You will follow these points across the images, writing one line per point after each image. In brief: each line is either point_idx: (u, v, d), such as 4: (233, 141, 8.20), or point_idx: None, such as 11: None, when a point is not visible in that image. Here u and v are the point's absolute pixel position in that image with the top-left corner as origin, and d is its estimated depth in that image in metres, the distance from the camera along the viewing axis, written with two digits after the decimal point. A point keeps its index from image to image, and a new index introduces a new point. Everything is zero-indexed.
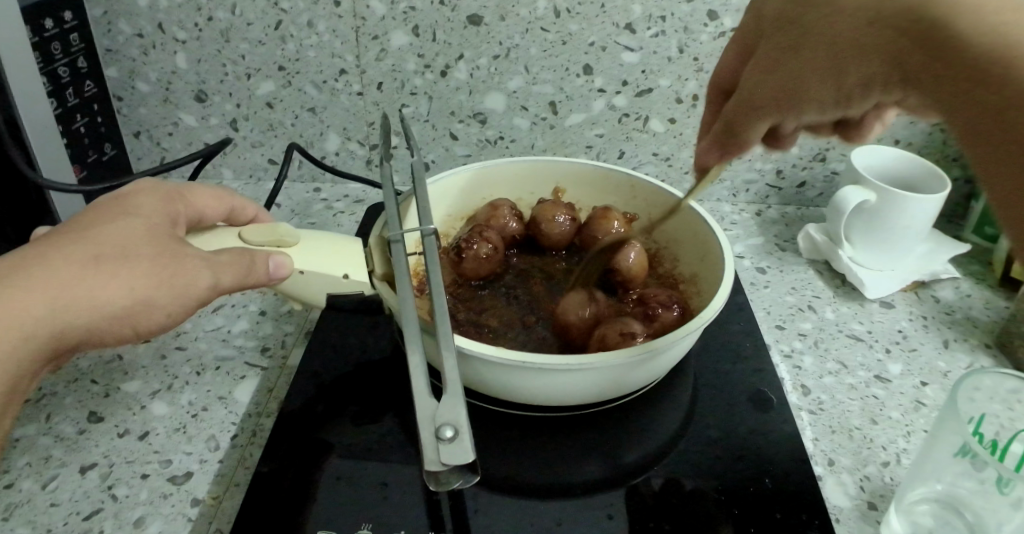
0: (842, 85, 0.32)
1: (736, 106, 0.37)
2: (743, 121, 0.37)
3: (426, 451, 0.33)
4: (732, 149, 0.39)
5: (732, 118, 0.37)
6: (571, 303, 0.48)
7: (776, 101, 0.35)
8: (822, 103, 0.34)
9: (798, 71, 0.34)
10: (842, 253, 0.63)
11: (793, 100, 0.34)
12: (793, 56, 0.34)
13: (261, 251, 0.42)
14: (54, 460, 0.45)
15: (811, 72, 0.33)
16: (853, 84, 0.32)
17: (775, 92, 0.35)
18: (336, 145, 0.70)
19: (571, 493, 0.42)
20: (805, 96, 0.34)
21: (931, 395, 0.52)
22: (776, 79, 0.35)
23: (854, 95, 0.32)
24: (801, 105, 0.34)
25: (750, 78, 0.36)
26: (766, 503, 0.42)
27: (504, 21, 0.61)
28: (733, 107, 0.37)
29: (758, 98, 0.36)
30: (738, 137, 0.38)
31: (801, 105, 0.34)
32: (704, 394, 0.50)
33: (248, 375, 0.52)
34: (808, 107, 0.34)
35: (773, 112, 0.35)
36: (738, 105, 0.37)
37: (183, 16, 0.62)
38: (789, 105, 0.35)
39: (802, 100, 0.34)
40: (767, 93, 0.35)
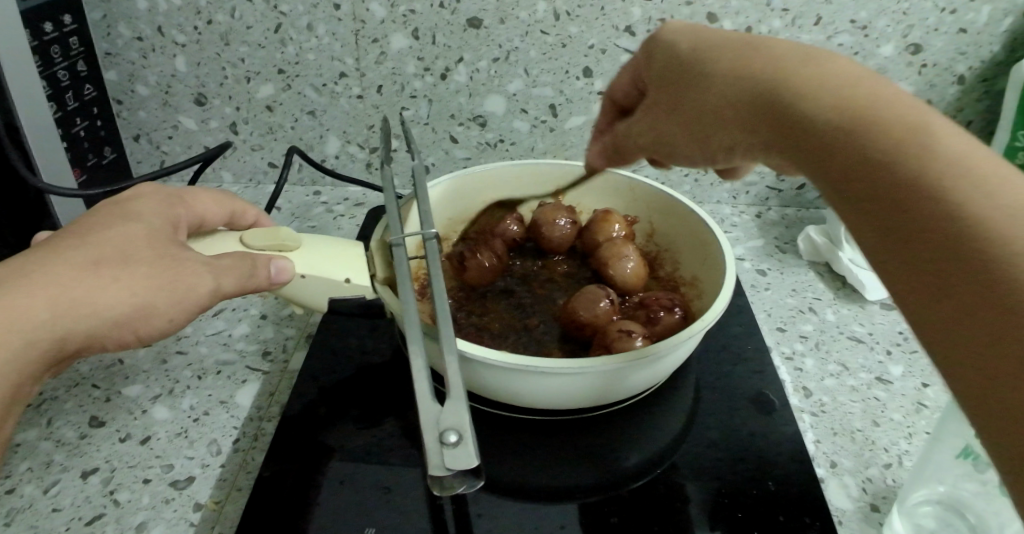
0: (709, 147, 0.35)
1: (630, 135, 0.41)
2: (635, 147, 0.41)
3: (430, 455, 0.33)
4: (619, 163, 0.45)
5: (625, 144, 0.42)
6: (582, 300, 0.48)
7: (663, 142, 0.38)
8: (696, 157, 0.37)
9: (686, 118, 0.36)
10: (842, 256, 0.63)
11: (670, 149, 0.38)
12: (672, 110, 0.37)
13: (262, 255, 0.41)
14: (54, 465, 0.45)
15: (688, 125, 0.36)
16: (720, 144, 0.34)
17: (657, 138, 0.39)
18: (336, 148, 0.69)
19: (574, 497, 0.42)
20: (677, 146, 0.38)
21: (933, 397, 0.52)
22: (664, 126, 0.38)
23: (722, 154, 0.35)
24: (675, 153, 0.38)
25: (642, 120, 0.40)
26: (769, 506, 0.42)
27: (504, 24, 0.61)
28: (628, 138, 0.41)
29: (651, 139, 0.39)
30: (623, 156, 0.43)
31: (677, 155, 0.38)
32: (706, 396, 0.50)
33: (249, 379, 0.52)
34: (678, 160, 0.38)
35: (658, 149, 0.39)
36: (630, 137, 0.41)
37: (182, 19, 0.62)
38: (669, 153, 0.38)
39: (679, 150, 0.37)
40: (652, 135, 0.39)
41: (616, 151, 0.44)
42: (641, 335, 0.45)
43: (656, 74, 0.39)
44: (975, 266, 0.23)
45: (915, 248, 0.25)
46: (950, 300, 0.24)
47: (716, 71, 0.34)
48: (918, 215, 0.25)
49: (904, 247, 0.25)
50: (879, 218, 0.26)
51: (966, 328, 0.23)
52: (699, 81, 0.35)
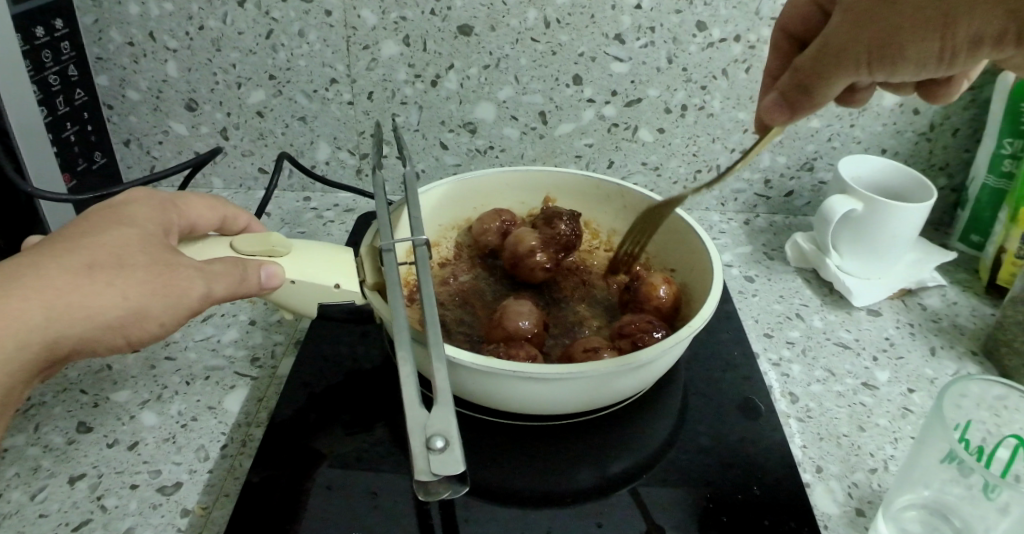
0: (952, 41, 0.34)
1: (818, 59, 0.38)
2: None
3: (418, 460, 0.33)
4: (804, 106, 0.40)
5: (809, 77, 0.39)
6: (515, 311, 0.48)
7: (865, 55, 0.36)
8: (928, 61, 0.35)
9: None
10: (830, 262, 0.63)
11: (894, 52, 0.35)
12: (859, 26, 0.36)
13: (254, 261, 0.42)
14: (43, 471, 0.45)
15: (907, 25, 0.34)
16: (965, 40, 0.33)
17: (863, 45, 0.36)
18: (326, 154, 0.70)
19: (561, 501, 0.43)
20: (907, 50, 0.35)
21: (918, 402, 0.53)
22: (864, 31, 0.35)
23: None
24: (892, 63, 0.36)
25: (838, 30, 0.37)
26: (755, 511, 0.42)
27: (494, 32, 0.61)
28: (809, 63, 0.38)
29: (848, 53, 0.36)
30: (813, 92, 0.39)
31: (895, 63, 0.36)
32: (692, 401, 0.51)
33: (237, 385, 0.52)
34: None
35: None
36: None
37: (174, 25, 0.62)
38: (889, 61, 0.36)
39: None
40: (859, 50, 0.36)
41: (801, 84, 0.39)
42: (607, 350, 0.45)
43: None
44: None
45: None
46: None
47: None
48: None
49: None
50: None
51: None
52: None
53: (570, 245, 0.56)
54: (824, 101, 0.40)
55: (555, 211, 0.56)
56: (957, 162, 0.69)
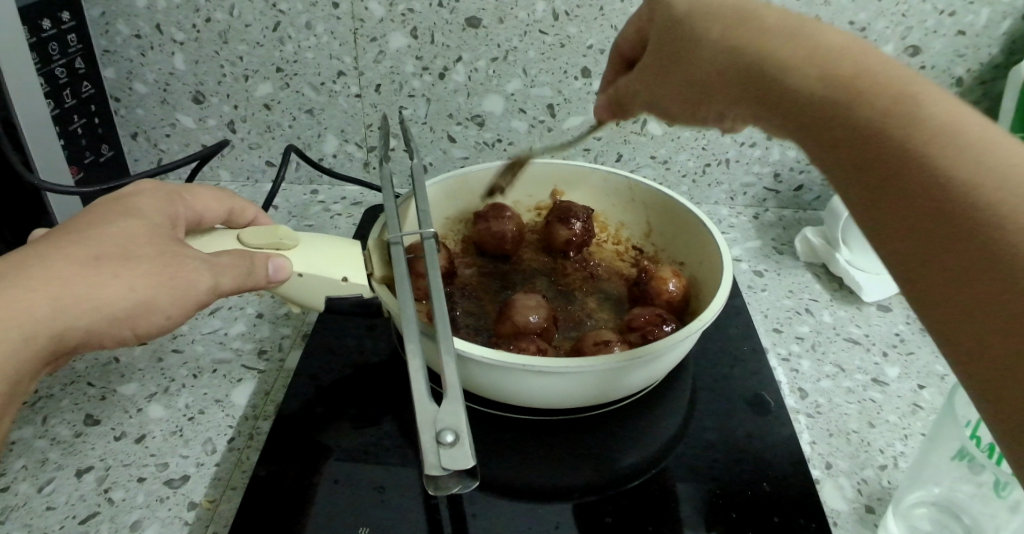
0: (704, 111, 0.36)
1: (627, 93, 0.42)
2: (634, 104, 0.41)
3: (428, 455, 0.33)
4: (625, 116, 0.44)
5: (622, 98, 0.43)
6: (525, 305, 0.48)
7: (655, 107, 0.40)
8: (689, 119, 0.38)
9: (679, 86, 0.36)
10: (839, 257, 0.63)
11: (671, 109, 0.38)
12: (664, 79, 0.38)
13: (261, 254, 0.41)
14: (50, 463, 0.45)
15: (680, 89, 0.37)
16: (713, 113, 0.35)
17: (647, 96, 0.40)
18: (334, 147, 0.69)
19: (570, 496, 0.42)
20: (676, 108, 0.38)
21: (929, 399, 0.52)
22: (652, 87, 0.39)
23: (716, 120, 0.36)
24: (673, 113, 0.38)
25: (637, 81, 0.40)
26: (764, 507, 0.42)
27: (502, 24, 0.61)
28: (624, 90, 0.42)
29: (650, 96, 0.40)
30: (628, 109, 0.43)
31: (675, 114, 0.38)
32: (701, 396, 0.50)
33: (245, 378, 0.52)
34: (676, 119, 0.39)
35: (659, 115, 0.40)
36: (629, 88, 0.41)
37: (181, 17, 0.62)
38: (667, 112, 0.39)
39: (677, 115, 0.38)
40: (653, 99, 0.39)
41: (615, 101, 0.44)
42: (618, 344, 0.45)
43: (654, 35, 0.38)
44: (932, 180, 0.25)
45: (843, 158, 0.28)
46: (930, 237, 0.25)
47: (699, 40, 0.34)
48: (912, 189, 0.26)
49: (869, 191, 0.27)
50: (849, 161, 0.28)
51: (906, 220, 0.26)
52: (686, 50, 0.35)
53: (582, 239, 0.56)
54: (632, 116, 0.44)
55: (567, 206, 0.56)
56: None
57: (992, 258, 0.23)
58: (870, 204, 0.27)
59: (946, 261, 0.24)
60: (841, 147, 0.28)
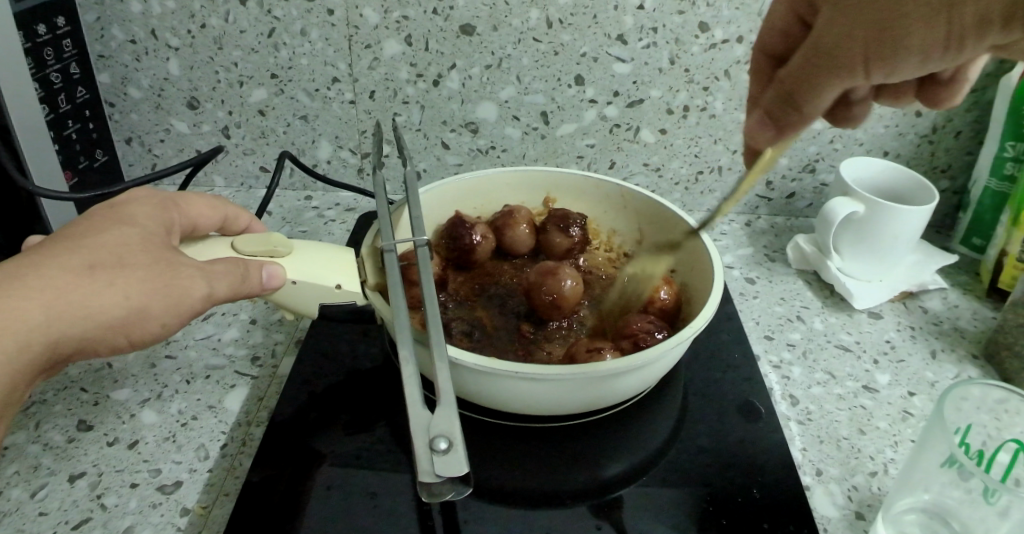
0: (958, 20, 0.27)
1: (804, 67, 0.31)
2: (816, 84, 0.31)
3: (421, 462, 0.33)
4: (790, 123, 0.33)
5: (797, 84, 0.31)
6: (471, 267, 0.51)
7: (862, 54, 0.29)
8: (930, 51, 0.28)
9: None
10: (831, 264, 0.63)
11: (895, 33, 0.28)
12: (873, 1, 0.28)
13: (254, 261, 0.42)
14: (43, 469, 0.45)
15: (893, 24, 0.28)
16: (969, 22, 0.27)
17: (856, 49, 0.29)
18: (328, 153, 0.70)
19: (560, 502, 0.43)
20: (902, 49, 0.28)
21: (919, 406, 0.53)
22: (853, 30, 0.29)
23: (961, 43, 0.28)
24: (898, 57, 0.28)
25: (823, 35, 0.30)
26: (754, 513, 0.42)
27: (496, 31, 0.61)
28: (790, 78, 0.32)
29: (843, 52, 0.29)
30: (800, 102, 0.32)
31: (901, 52, 0.28)
32: (692, 403, 0.51)
33: (238, 384, 0.52)
34: (897, 62, 0.29)
35: (857, 73, 0.30)
36: (799, 69, 0.31)
37: (176, 23, 0.62)
38: (888, 50, 0.28)
39: (898, 58, 0.29)
40: (853, 45, 0.29)
41: (786, 101, 0.32)
42: (611, 351, 0.45)
43: None
44: None
45: None
46: None
47: None
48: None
49: None
50: None
51: None
52: None
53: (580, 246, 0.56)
54: (814, 115, 0.32)
55: (565, 214, 0.56)
56: (959, 165, 0.69)
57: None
58: None
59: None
60: None
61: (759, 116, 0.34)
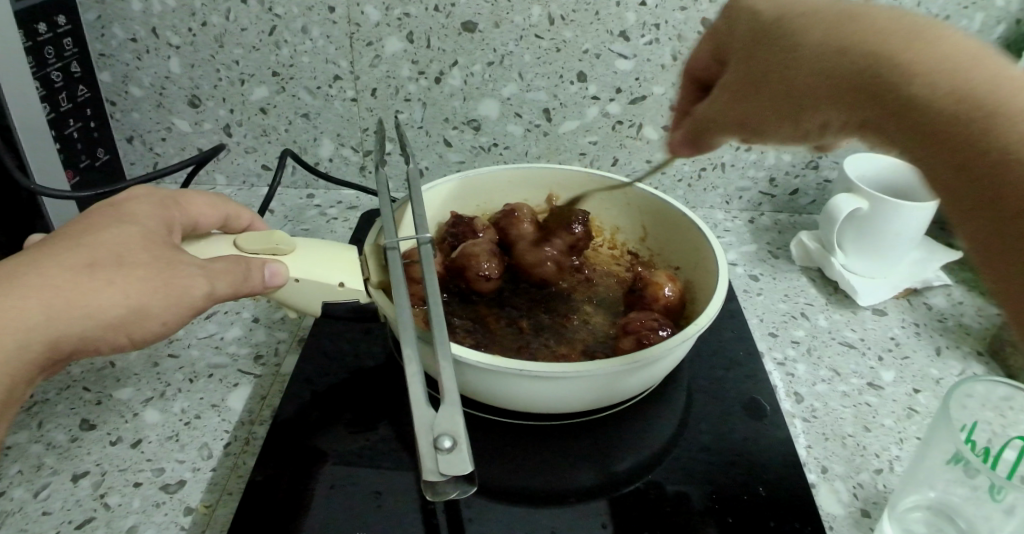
0: (802, 125, 0.32)
1: (704, 118, 0.36)
2: (712, 132, 0.36)
3: (425, 460, 0.33)
4: (704, 149, 0.38)
5: (700, 127, 0.37)
6: (482, 252, 0.51)
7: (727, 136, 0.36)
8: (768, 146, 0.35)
9: (772, 94, 0.32)
10: (835, 261, 0.63)
11: (756, 124, 0.33)
12: (754, 89, 0.33)
13: (257, 259, 0.41)
14: (46, 468, 0.45)
15: (771, 106, 0.32)
16: (815, 126, 0.31)
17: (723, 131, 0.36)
18: (329, 151, 0.69)
19: (564, 501, 0.42)
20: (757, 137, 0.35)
21: (924, 403, 0.52)
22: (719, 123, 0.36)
23: (815, 135, 0.32)
24: (761, 136, 0.34)
25: (715, 101, 0.35)
26: (759, 511, 0.42)
27: (498, 29, 0.61)
28: (699, 118, 0.37)
29: (722, 119, 0.35)
30: (706, 140, 0.37)
31: (763, 136, 0.34)
32: (697, 400, 0.50)
33: (241, 383, 0.52)
34: (761, 140, 0.34)
35: (736, 135, 0.35)
36: (704, 117, 0.36)
37: (177, 21, 0.61)
38: (755, 133, 0.34)
39: (763, 137, 0.34)
40: (729, 120, 0.35)
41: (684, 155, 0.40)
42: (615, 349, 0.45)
43: (734, 40, 0.35)
44: None
45: (974, 169, 0.25)
46: None
47: (806, 38, 0.31)
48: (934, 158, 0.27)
49: (985, 195, 0.25)
50: (960, 167, 0.26)
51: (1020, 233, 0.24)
52: (784, 53, 0.31)
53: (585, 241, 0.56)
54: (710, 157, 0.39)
55: (567, 211, 0.56)
56: None
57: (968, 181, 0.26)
58: (986, 198, 0.25)
59: (973, 209, 0.26)
60: (933, 153, 0.27)
61: (680, 140, 0.39)
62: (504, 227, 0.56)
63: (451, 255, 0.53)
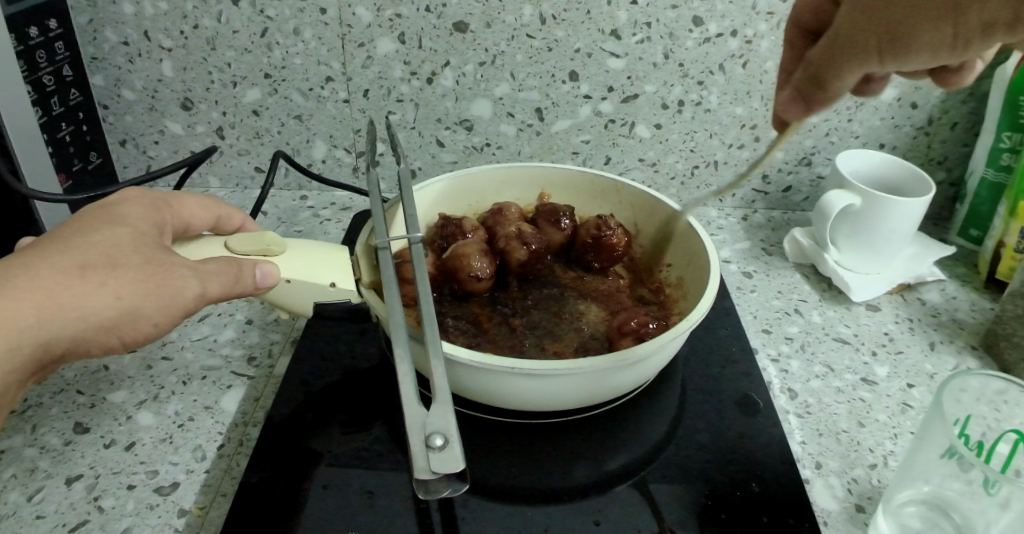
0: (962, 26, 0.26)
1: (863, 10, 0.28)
2: (835, 68, 0.29)
3: (417, 459, 0.33)
4: (820, 102, 0.31)
5: (829, 62, 0.29)
6: (472, 251, 0.51)
7: (875, 39, 0.28)
8: (939, 45, 0.27)
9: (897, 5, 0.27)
10: (828, 258, 0.63)
11: (896, 40, 0.27)
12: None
13: (249, 260, 0.41)
14: (40, 472, 0.45)
15: (921, 8, 0.26)
16: (974, 27, 0.26)
17: (875, 26, 0.27)
18: (323, 152, 0.69)
19: (558, 499, 0.42)
20: (919, 31, 0.27)
21: (918, 397, 0.52)
22: (878, 11, 0.27)
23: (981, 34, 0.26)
24: (906, 55, 0.27)
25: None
26: (753, 507, 0.42)
27: (490, 28, 0.61)
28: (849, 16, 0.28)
29: (858, 37, 0.28)
30: (828, 88, 0.30)
31: (907, 51, 0.27)
32: (692, 397, 0.50)
33: (235, 384, 0.52)
34: (908, 59, 0.28)
35: (869, 59, 0.28)
36: (835, 46, 0.29)
37: (169, 24, 0.62)
38: (898, 52, 0.27)
39: (912, 48, 0.27)
40: (863, 39, 0.28)
41: (811, 77, 0.31)
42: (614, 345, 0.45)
43: None
44: None
45: None
46: None
47: None
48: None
49: None
50: None
51: None
52: None
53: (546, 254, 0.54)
54: (842, 93, 0.31)
55: (555, 207, 0.56)
56: (955, 156, 0.69)
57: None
58: None
59: None
60: None
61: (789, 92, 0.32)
62: (492, 225, 0.56)
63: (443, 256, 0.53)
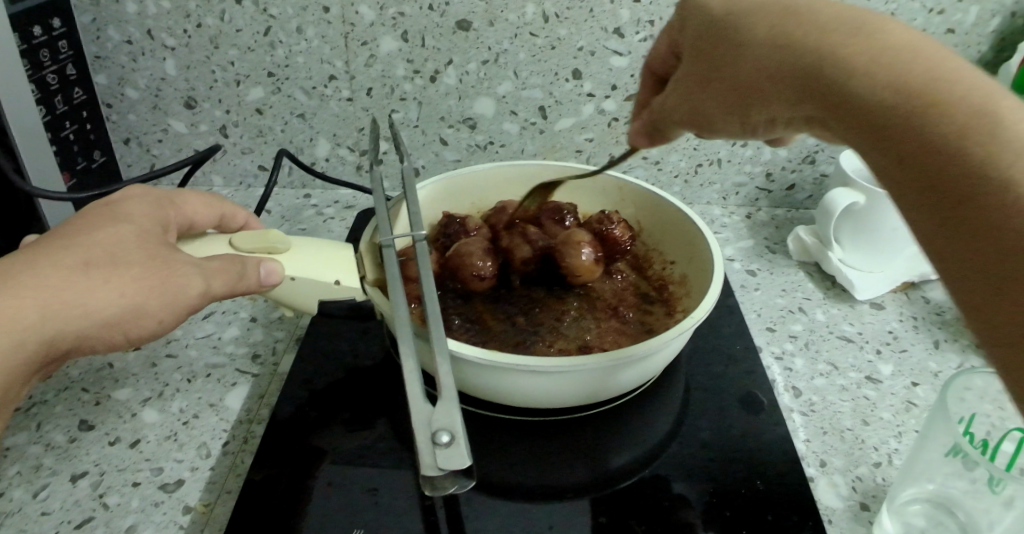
0: (749, 119, 0.35)
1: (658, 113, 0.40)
2: (665, 124, 0.40)
3: (424, 456, 0.33)
4: (659, 139, 0.42)
5: (658, 119, 0.40)
6: (475, 249, 0.51)
7: (688, 121, 0.38)
8: (737, 127, 0.36)
9: (724, 90, 0.35)
10: (831, 256, 0.63)
11: (706, 123, 0.37)
12: (703, 86, 0.36)
13: (253, 258, 0.41)
14: (44, 469, 0.45)
15: (728, 96, 0.35)
16: (763, 119, 0.34)
17: (685, 112, 0.38)
18: (326, 151, 0.69)
19: (563, 496, 0.42)
20: (717, 117, 0.36)
21: (922, 395, 0.52)
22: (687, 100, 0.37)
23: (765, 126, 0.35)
24: (711, 127, 0.37)
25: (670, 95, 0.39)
26: (758, 505, 0.42)
27: (493, 27, 0.61)
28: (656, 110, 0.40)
29: (679, 112, 0.38)
30: (662, 131, 0.41)
31: (712, 130, 0.37)
32: (696, 395, 0.50)
33: (239, 382, 0.52)
34: (714, 131, 0.37)
35: (689, 128, 0.38)
36: (659, 110, 0.40)
37: (172, 23, 0.62)
38: (707, 128, 0.37)
39: (713, 127, 0.37)
40: (681, 117, 0.38)
41: (654, 125, 0.41)
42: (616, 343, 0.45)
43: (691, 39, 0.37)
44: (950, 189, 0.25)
45: (899, 159, 0.27)
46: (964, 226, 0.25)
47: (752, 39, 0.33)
48: (949, 173, 0.25)
49: (899, 170, 0.27)
50: (890, 153, 0.27)
51: (922, 198, 0.26)
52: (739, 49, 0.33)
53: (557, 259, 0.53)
54: (676, 136, 0.41)
55: (559, 205, 0.56)
56: None
57: (988, 214, 0.24)
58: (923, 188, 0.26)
59: (891, 184, 0.27)
60: (870, 138, 0.28)
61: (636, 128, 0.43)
62: (496, 223, 0.56)
63: (447, 254, 0.53)
